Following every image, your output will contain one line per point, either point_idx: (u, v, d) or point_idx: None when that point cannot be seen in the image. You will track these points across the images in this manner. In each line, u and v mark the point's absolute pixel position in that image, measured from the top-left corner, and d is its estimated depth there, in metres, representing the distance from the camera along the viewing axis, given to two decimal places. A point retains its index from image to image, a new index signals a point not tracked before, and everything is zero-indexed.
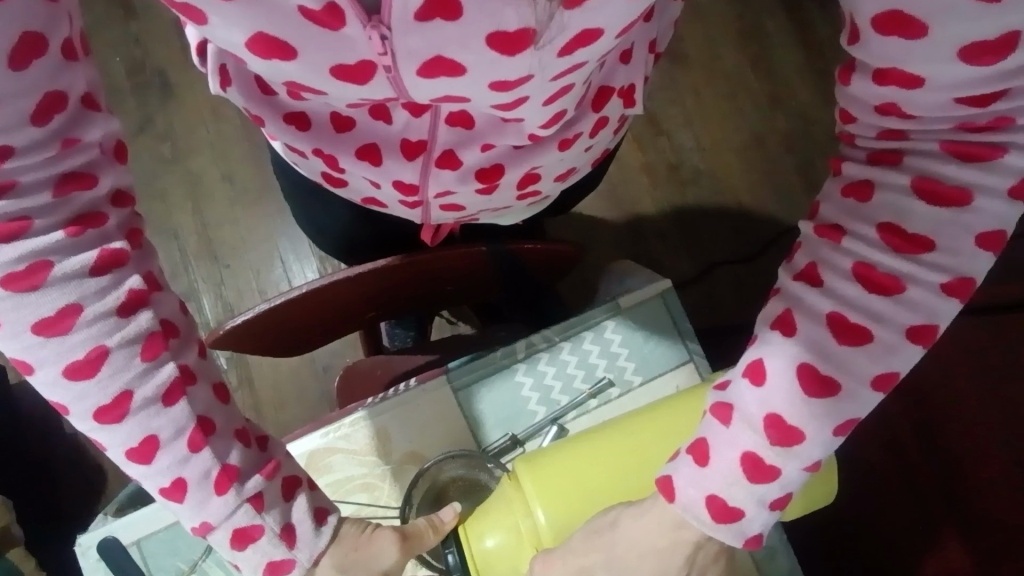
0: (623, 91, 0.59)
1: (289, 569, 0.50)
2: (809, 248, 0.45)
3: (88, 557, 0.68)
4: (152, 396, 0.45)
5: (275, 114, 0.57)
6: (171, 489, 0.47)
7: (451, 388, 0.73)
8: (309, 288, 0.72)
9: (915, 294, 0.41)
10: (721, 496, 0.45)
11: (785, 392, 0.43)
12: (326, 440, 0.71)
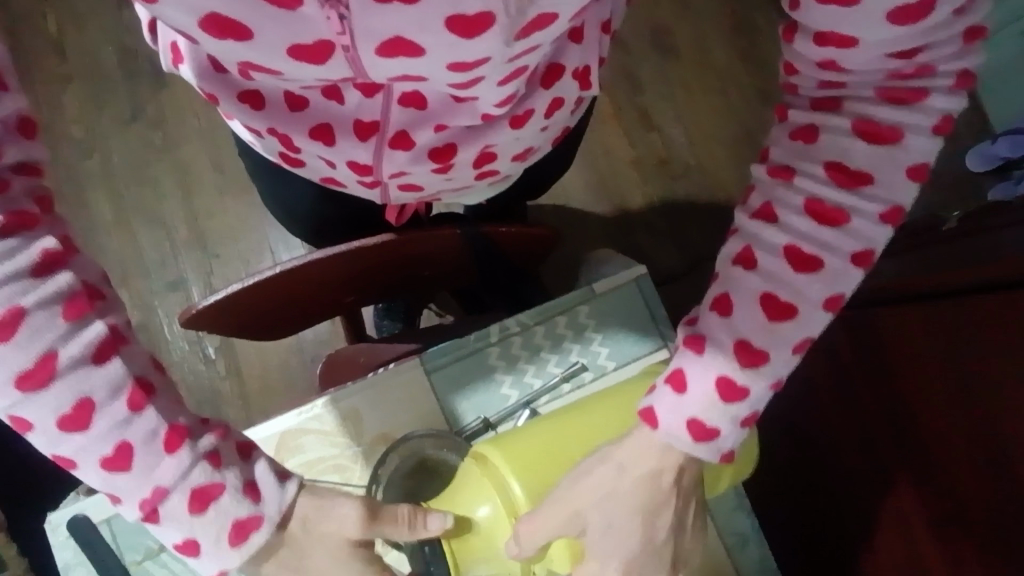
0: (579, 73, 0.61)
1: (257, 527, 0.48)
2: (764, 190, 0.51)
3: (58, 534, 0.68)
4: (80, 355, 0.43)
5: (229, 92, 0.58)
6: (114, 457, 0.45)
7: (424, 370, 0.73)
8: (284, 268, 0.72)
9: (856, 224, 0.48)
10: (700, 418, 0.50)
11: (750, 320, 0.49)
12: (298, 421, 0.71)
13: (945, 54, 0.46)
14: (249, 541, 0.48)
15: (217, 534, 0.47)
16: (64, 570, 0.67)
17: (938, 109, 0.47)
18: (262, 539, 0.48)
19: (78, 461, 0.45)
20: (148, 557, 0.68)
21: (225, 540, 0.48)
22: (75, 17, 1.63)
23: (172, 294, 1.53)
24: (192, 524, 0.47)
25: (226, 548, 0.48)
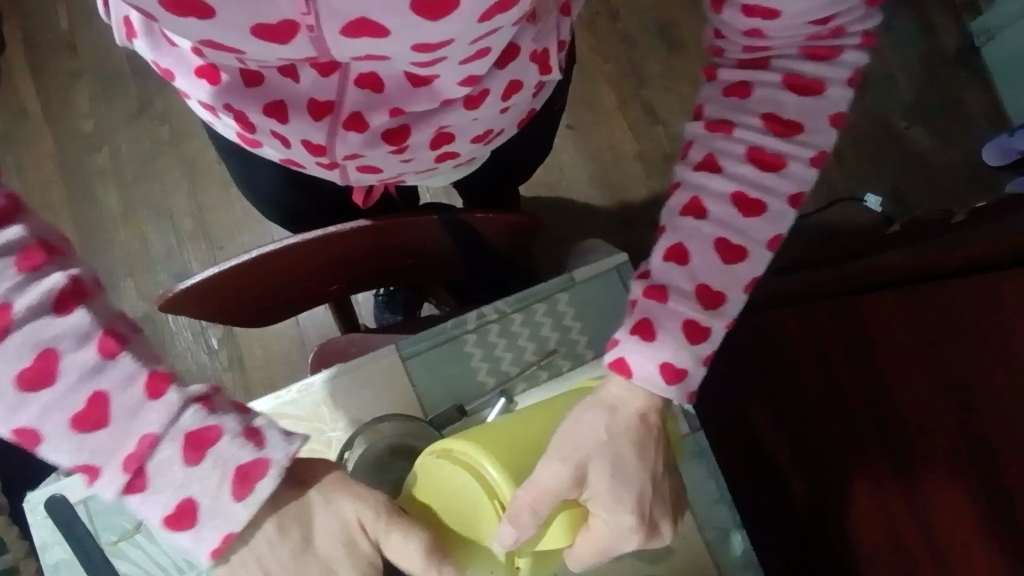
0: (538, 54, 0.61)
1: (262, 474, 0.42)
2: (703, 144, 0.55)
3: (36, 513, 0.69)
4: (37, 302, 0.40)
5: (184, 69, 0.59)
6: (88, 406, 0.40)
7: (399, 357, 0.72)
8: (262, 253, 0.72)
9: (793, 167, 0.54)
10: (670, 360, 0.50)
11: (707, 261, 0.52)
12: (273, 405, 0.71)
13: (853, 20, 0.52)
14: (252, 493, 0.41)
15: (218, 487, 0.41)
16: (42, 548, 0.68)
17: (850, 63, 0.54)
18: (269, 488, 0.42)
19: (42, 431, 0.39)
20: (124, 538, 0.69)
21: (228, 490, 0.41)
22: (86, 14, 1.65)
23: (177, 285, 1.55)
24: (188, 477, 0.41)
25: (229, 499, 0.42)
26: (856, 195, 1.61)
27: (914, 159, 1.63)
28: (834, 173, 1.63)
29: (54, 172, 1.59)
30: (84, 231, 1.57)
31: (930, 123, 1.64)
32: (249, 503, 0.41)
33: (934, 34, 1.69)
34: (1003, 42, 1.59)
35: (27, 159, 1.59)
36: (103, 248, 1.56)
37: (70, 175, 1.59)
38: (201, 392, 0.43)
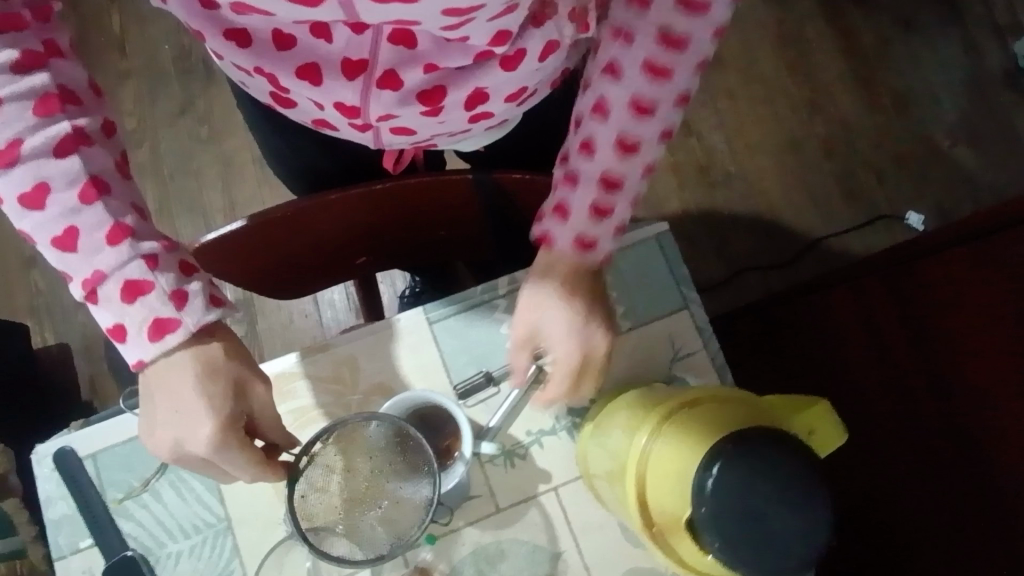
0: (577, 13, 0.57)
1: (174, 329, 0.51)
2: (605, 49, 0.57)
3: (43, 466, 0.66)
4: (43, 147, 0.49)
5: (217, 31, 0.58)
6: (63, 238, 0.50)
7: (425, 321, 0.69)
8: (302, 203, 0.73)
9: (678, 77, 0.56)
10: (584, 233, 0.59)
11: (606, 153, 0.58)
12: (292, 365, 0.68)
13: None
14: (165, 340, 0.51)
15: (139, 326, 0.50)
16: (46, 502, 0.65)
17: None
18: (176, 343, 0.51)
19: (72, 276, 0.51)
20: (129, 497, 0.65)
21: (145, 333, 0.51)
22: (138, 19, 1.71)
23: None
24: (137, 335, 0.51)
25: (146, 342, 0.51)
26: (897, 211, 1.53)
27: (960, 178, 1.54)
28: (876, 192, 1.55)
29: None
30: None
31: (977, 142, 1.56)
32: (160, 346, 0.51)
33: (977, 57, 1.61)
34: None
35: None
36: None
37: None
38: (190, 289, 0.51)
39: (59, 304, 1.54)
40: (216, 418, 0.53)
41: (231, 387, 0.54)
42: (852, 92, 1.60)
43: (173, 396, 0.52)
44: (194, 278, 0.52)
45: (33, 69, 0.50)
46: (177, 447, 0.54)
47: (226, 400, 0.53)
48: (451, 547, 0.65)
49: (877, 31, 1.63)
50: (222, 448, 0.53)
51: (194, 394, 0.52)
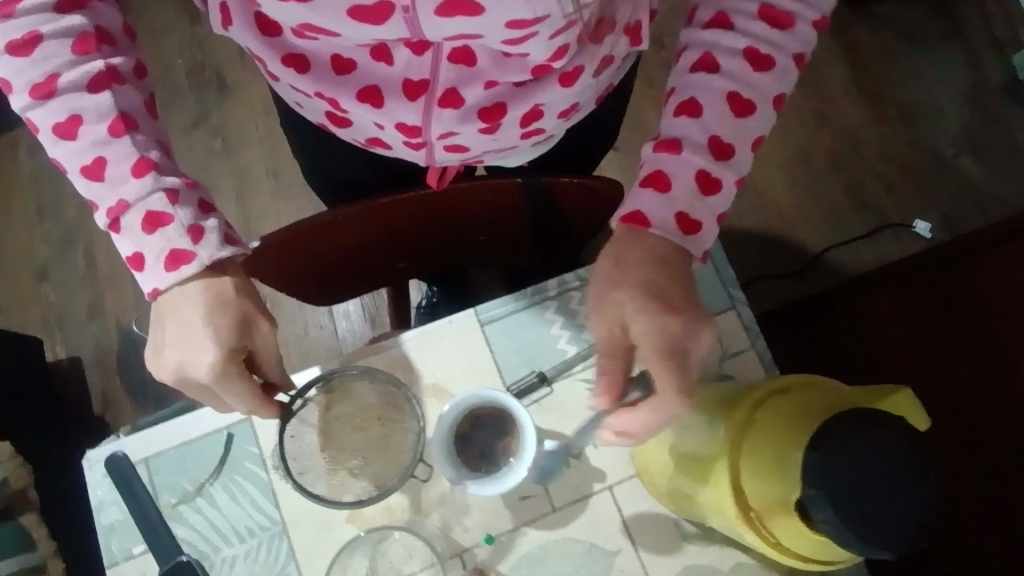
0: (630, 27, 0.59)
1: (189, 262, 0.52)
2: (684, 85, 0.57)
3: (94, 472, 0.66)
4: (77, 83, 0.51)
5: (276, 55, 0.61)
6: (92, 167, 0.52)
7: (477, 322, 0.70)
8: (350, 209, 0.73)
9: (758, 114, 0.57)
10: (661, 257, 0.56)
11: (684, 185, 0.56)
12: (343, 368, 0.68)
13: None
14: (178, 270, 0.52)
15: (156, 256, 0.52)
16: (98, 507, 0.65)
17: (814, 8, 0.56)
18: (190, 275, 0.52)
19: (98, 203, 0.53)
20: (182, 501, 0.65)
21: (161, 263, 0.52)
22: (151, 33, 1.71)
23: None
24: (153, 265, 0.52)
25: (162, 272, 0.52)
26: (905, 220, 1.50)
27: (966, 189, 1.51)
28: (884, 201, 1.52)
29: None
30: None
31: (982, 154, 1.53)
32: (174, 276, 0.52)
33: (978, 68, 1.58)
34: None
35: None
36: None
37: None
38: (207, 225, 0.53)
39: (69, 315, 1.47)
40: (221, 345, 0.53)
41: (238, 323, 0.54)
42: (857, 104, 1.58)
43: (183, 322, 0.53)
44: (210, 216, 0.54)
45: (73, 11, 0.52)
46: (179, 371, 0.54)
47: (230, 330, 0.53)
48: (508, 548, 0.65)
49: (879, 44, 1.62)
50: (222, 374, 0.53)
51: (202, 323, 0.52)
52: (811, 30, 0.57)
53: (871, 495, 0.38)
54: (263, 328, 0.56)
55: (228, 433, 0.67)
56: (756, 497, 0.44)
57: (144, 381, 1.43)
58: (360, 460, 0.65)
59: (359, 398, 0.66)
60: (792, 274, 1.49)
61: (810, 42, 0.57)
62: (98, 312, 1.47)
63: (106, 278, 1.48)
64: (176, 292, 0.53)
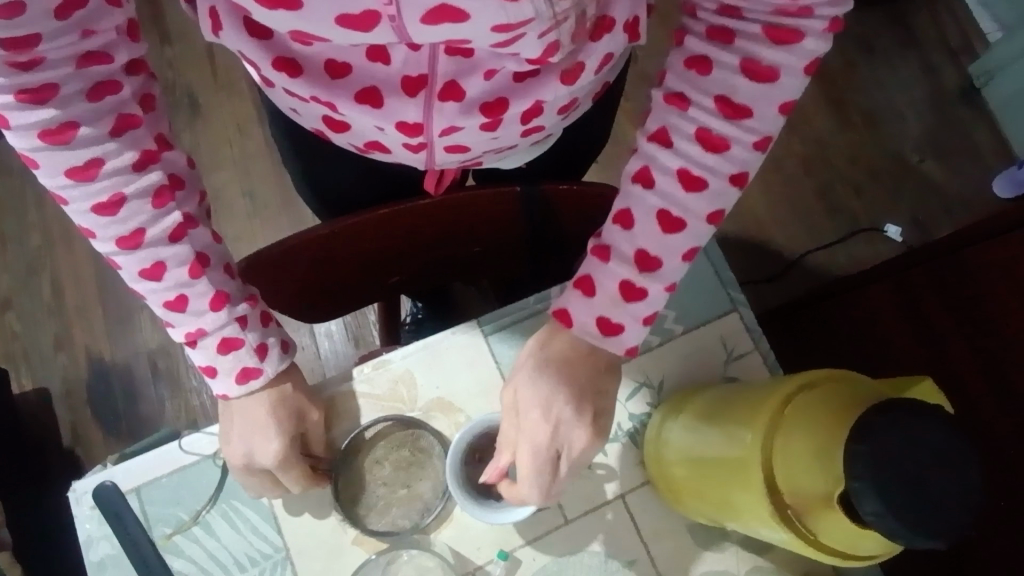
0: (628, 23, 0.59)
1: (258, 375, 0.58)
2: (658, 116, 0.57)
3: (82, 504, 0.62)
4: (160, 236, 0.56)
5: (268, 59, 0.60)
6: (174, 301, 0.57)
7: (480, 333, 0.69)
8: (345, 221, 0.73)
9: (735, 151, 0.55)
10: (607, 316, 0.58)
11: (647, 230, 0.57)
12: (346, 385, 0.66)
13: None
14: (249, 385, 0.58)
15: (228, 372, 0.58)
16: (87, 543, 0.61)
17: (829, 14, 0.51)
18: (259, 387, 0.58)
19: (175, 327, 0.58)
20: (178, 531, 0.62)
21: (232, 378, 0.58)
22: None
23: None
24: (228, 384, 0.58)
25: (232, 385, 0.58)
26: (876, 224, 1.54)
27: (931, 194, 1.55)
28: (855, 204, 1.55)
29: None
30: (102, 263, 1.44)
31: (944, 157, 1.57)
32: (244, 388, 0.58)
33: (934, 75, 1.62)
34: (1004, 82, 1.54)
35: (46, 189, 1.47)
36: (119, 278, 1.43)
37: None
38: (271, 342, 0.59)
39: (34, 347, 1.40)
40: (281, 435, 0.59)
41: (295, 414, 0.60)
42: (824, 113, 1.60)
43: (251, 414, 0.59)
44: (272, 331, 0.60)
45: (148, 165, 0.55)
46: (247, 459, 0.59)
47: (289, 422, 0.60)
48: (523, 564, 0.63)
49: (841, 55, 1.64)
50: (287, 461, 0.59)
51: (266, 414, 0.59)
52: (822, 41, 0.52)
53: (925, 482, 0.37)
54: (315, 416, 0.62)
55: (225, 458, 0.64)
56: (795, 495, 0.46)
57: (116, 413, 1.37)
58: (408, 488, 0.64)
59: (389, 439, 0.65)
60: (774, 279, 1.51)
61: (818, 55, 0.52)
62: (66, 342, 1.41)
63: (73, 306, 1.42)
64: (248, 401, 0.59)
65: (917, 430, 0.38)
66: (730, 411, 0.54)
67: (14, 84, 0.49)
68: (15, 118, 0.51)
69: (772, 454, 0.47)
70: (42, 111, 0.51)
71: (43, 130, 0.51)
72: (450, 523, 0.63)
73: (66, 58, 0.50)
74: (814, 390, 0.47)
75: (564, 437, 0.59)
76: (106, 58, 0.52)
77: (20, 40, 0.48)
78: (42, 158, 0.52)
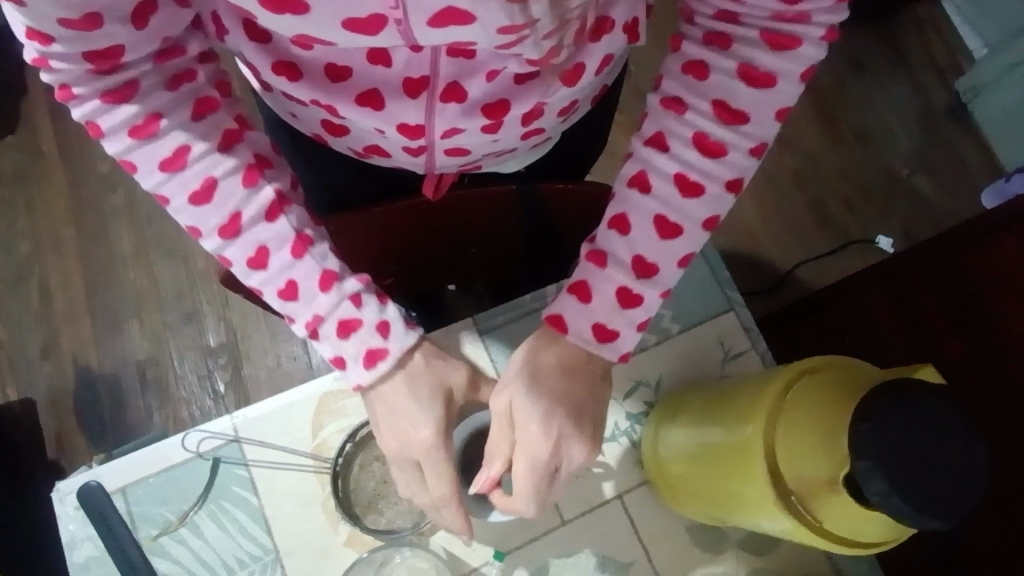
0: (627, 25, 0.60)
1: (384, 357, 0.56)
2: (656, 120, 0.57)
3: (66, 505, 0.60)
4: (257, 215, 0.54)
5: (269, 62, 0.60)
6: (256, 257, 0.55)
7: (475, 329, 0.69)
8: (340, 219, 0.72)
9: (731, 157, 0.56)
10: (603, 321, 0.57)
11: (644, 235, 0.56)
12: (337, 383, 0.65)
13: (822, 3, 0.51)
14: (376, 368, 0.56)
15: (354, 356, 0.55)
16: (70, 545, 0.59)
17: (826, 21, 0.51)
18: (387, 369, 0.56)
19: (293, 318, 0.56)
20: (165, 532, 0.61)
21: (360, 363, 0.56)
22: None
23: (186, 327, 1.39)
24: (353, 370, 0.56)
25: (361, 371, 0.56)
26: (867, 236, 1.55)
27: (920, 207, 1.57)
28: (846, 217, 1.56)
29: (66, 213, 1.45)
30: (92, 271, 1.42)
31: (932, 170, 1.59)
32: (373, 373, 0.56)
33: (923, 92, 1.64)
34: (991, 97, 1.56)
35: (36, 196, 1.45)
36: (109, 287, 1.41)
37: (81, 213, 1.44)
38: (391, 318, 0.56)
39: (21, 356, 1.38)
40: (433, 422, 0.57)
41: (441, 394, 0.58)
42: (815, 128, 1.62)
43: (392, 405, 0.57)
44: (389, 307, 0.57)
45: (232, 145, 0.54)
46: (396, 447, 0.57)
47: (440, 404, 0.57)
48: (518, 566, 0.62)
49: (831, 70, 1.65)
50: (438, 447, 0.57)
51: (406, 399, 0.56)
52: (819, 49, 0.52)
53: (936, 465, 0.37)
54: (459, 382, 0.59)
55: (214, 458, 0.62)
56: (797, 480, 0.45)
57: (103, 423, 1.35)
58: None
59: None
60: (768, 289, 1.52)
61: (815, 63, 0.53)
62: (53, 351, 1.38)
63: (61, 315, 1.40)
64: (387, 382, 0.57)
65: (929, 412, 0.38)
66: (730, 401, 0.53)
67: (97, 87, 0.49)
68: (80, 87, 0.49)
69: (772, 439, 0.47)
70: (105, 79, 0.49)
71: (106, 92, 0.50)
72: (445, 524, 0.62)
73: (146, 54, 0.50)
74: (810, 376, 0.47)
75: (565, 453, 0.58)
76: (179, 50, 0.52)
77: (106, 51, 0.47)
78: (106, 123, 0.51)
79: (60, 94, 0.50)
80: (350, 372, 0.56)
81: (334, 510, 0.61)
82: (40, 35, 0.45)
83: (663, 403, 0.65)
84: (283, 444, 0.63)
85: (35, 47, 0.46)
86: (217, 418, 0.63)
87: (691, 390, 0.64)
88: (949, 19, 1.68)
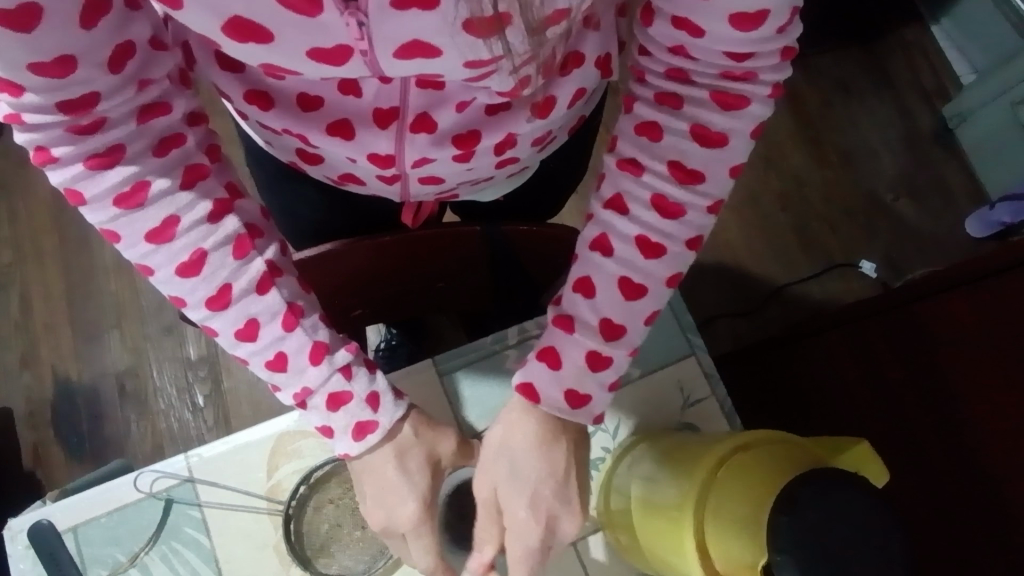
0: (599, 60, 0.60)
1: (374, 429, 0.56)
2: (612, 181, 0.57)
3: (16, 543, 0.60)
4: (248, 287, 0.54)
5: (240, 94, 0.59)
6: (245, 330, 0.54)
7: (435, 372, 0.69)
8: (311, 255, 0.71)
9: (690, 216, 0.55)
10: (575, 386, 0.57)
11: (609, 298, 0.56)
12: (296, 422, 0.65)
13: (768, 61, 0.51)
14: (366, 440, 0.56)
15: (345, 428, 0.56)
16: None
17: (772, 80, 0.52)
18: (377, 441, 0.56)
19: (281, 388, 0.56)
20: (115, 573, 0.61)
21: (349, 435, 0.56)
22: None
23: (166, 339, 1.39)
24: (344, 438, 0.56)
25: (349, 442, 0.56)
26: (851, 260, 1.55)
27: (904, 232, 1.57)
28: (830, 240, 1.56)
29: (48, 222, 1.44)
30: (73, 281, 1.41)
31: (917, 197, 1.59)
32: (362, 445, 0.56)
33: (909, 118, 1.64)
34: (976, 124, 1.56)
35: (19, 206, 1.45)
36: (89, 298, 1.41)
37: (64, 223, 1.44)
38: (381, 389, 0.57)
39: None
40: (418, 495, 0.57)
41: (427, 463, 0.58)
42: (802, 150, 1.62)
43: (379, 477, 0.57)
44: (379, 377, 0.57)
45: (223, 215, 0.54)
46: (387, 523, 0.57)
47: (431, 476, 0.58)
48: None
49: (818, 94, 1.65)
50: (424, 523, 0.57)
51: (394, 474, 0.57)
52: (766, 106, 0.53)
53: (846, 559, 0.42)
54: (448, 445, 0.59)
55: (167, 498, 0.62)
56: (725, 560, 0.47)
57: (80, 434, 1.34)
58: (363, 530, 0.62)
59: (343, 473, 0.63)
60: (747, 313, 1.51)
61: (762, 120, 0.53)
62: (32, 361, 1.38)
63: (41, 324, 1.40)
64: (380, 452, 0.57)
65: (838, 496, 0.44)
66: (682, 461, 0.55)
67: (84, 151, 0.49)
68: (60, 149, 0.48)
69: (705, 515, 0.50)
70: (91, 140, 0.48)
71: (90, 156, 0.49)
72: (398, 568, 0.62)
73: (128, 114, 0.49)
74: (748, 455, 0.50)
75: (555, 529, 0.59)
76: (165, 108, 0.51)
77: (80, 100, 0.46)
78: (89, 190, 0.50)
79: (37, 158, 0.48)
80: (339, 439, 0.56)
81: (286, 553, 0.61)
82: (11, 86, 0.44)
83: (629, 442, 0.65)
84: (237, 486, 0.63)
85: (6, 101, 0.45)
86: (171, 457, 0.63)
87: (656, 436, 0.64)
88: (938, 44, 1.68)
